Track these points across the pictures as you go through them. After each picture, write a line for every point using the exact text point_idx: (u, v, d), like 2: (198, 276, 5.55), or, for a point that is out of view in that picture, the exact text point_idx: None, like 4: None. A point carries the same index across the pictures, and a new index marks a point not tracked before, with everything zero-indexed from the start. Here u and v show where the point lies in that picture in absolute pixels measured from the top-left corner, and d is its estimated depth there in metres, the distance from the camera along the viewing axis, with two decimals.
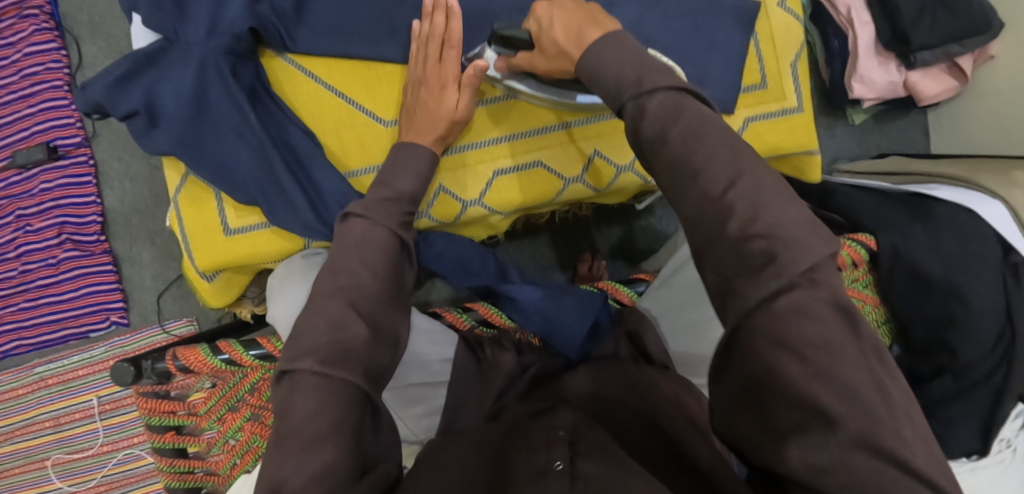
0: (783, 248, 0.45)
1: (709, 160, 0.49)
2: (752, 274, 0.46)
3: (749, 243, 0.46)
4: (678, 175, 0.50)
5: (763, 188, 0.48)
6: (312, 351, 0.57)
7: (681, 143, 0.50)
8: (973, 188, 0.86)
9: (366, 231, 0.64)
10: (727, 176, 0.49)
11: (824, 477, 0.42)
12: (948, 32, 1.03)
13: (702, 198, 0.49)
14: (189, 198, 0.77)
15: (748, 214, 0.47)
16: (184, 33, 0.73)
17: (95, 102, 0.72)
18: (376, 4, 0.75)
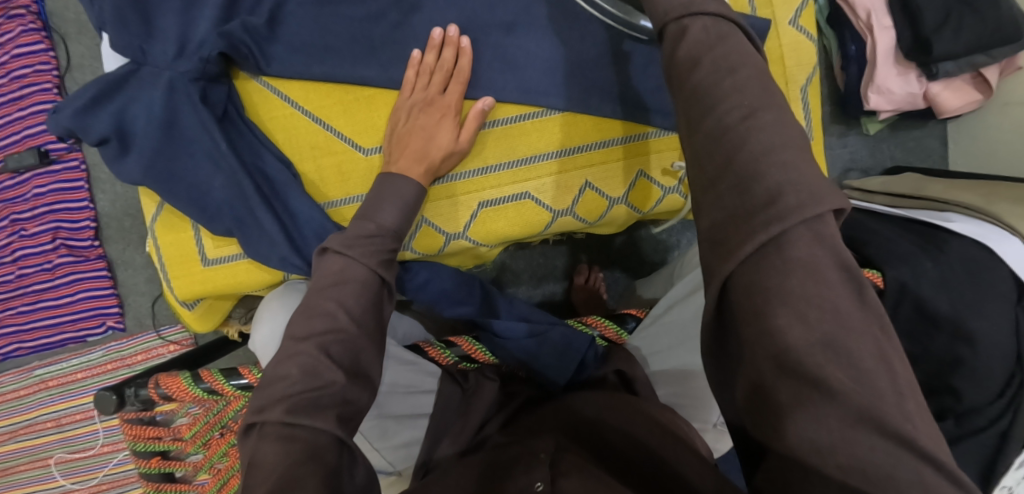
0: (785, 195, 0.43)
1: (733, 91, 0.47)
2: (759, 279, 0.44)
3: (752, 187, 0.44)
4: (698, 101, 0.48)
5: (783, 140, 0.45)
6: (282, 400, 0.54)
7: (710, 68, 0.48)
8: (989, 221, 0.82)
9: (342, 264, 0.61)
10: (746, 105, 0.46)
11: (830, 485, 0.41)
12: (972, 41, 0.97)
13: (716, 123, 0.47)
14: (166, 226, 0.76)
15: (755, 156, 0.44)
16: (152, 54, 0.71)
17: (65, 128, 0.70)
18: (353, 24, 0.73)
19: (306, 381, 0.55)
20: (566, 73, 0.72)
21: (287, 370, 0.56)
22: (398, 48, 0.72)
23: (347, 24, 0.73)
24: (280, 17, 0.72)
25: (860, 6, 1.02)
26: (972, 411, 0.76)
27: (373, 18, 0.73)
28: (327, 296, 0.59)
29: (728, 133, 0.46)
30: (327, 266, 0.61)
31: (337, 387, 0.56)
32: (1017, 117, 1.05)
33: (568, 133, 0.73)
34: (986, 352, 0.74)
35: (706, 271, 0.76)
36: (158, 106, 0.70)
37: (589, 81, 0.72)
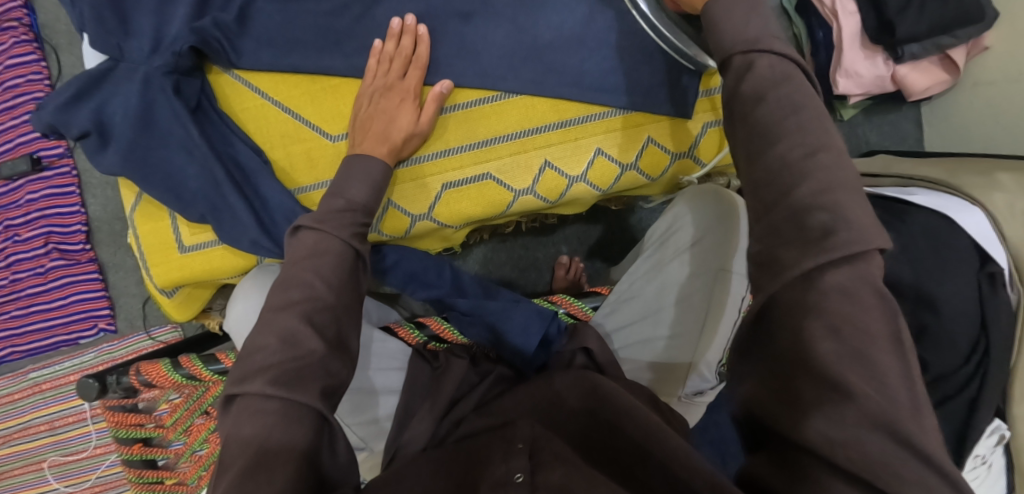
0: (843, 226, 0.46)
1: (795, 129, 0.50)
2: (805, 248, 0.47)
3: (809, 215, 0.47)
4: (762, 133, 0.52)
5: (840, 176, 0.49)
6: (263, 372, 0.55)
7: (777, 105, 0.52)
8: (955, 195, 0.82)
9: (318, 239, 0.62)
10: (810, 144, 0.50)
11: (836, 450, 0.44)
12: (938, 21, 0.98)
13: (782, 156, 0.50)
14: (144, 215, 0.77)
15: (822, 182, 0.48)
16: (128, 50, 0.74)
17: (46, 124, 0.72)
18: (318, 16, 0.75)
19: (285, 350, 0.56)
20: (526, 58, 0.74)
21: (267, 340, 0.56)
22: (362, 39, 0.74)
23: (313, 16, 0.75)
24: (249, 13, 0.74)
25: None
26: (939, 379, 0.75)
27: (338, 11, 0.75)
28: (303, 268, 0.60)
29: (792, 168, 0.49)
30: (301, 242, 0.62)
31: (317, 355, 0.56)
32: (988, 96, 1.06)
33: (526, 114, 0.74)
34: (947, 317, 0.72)
35: (672, 250, 0.78)
36: (133, 99, 0.72)
37: (551, 66, 0.74)
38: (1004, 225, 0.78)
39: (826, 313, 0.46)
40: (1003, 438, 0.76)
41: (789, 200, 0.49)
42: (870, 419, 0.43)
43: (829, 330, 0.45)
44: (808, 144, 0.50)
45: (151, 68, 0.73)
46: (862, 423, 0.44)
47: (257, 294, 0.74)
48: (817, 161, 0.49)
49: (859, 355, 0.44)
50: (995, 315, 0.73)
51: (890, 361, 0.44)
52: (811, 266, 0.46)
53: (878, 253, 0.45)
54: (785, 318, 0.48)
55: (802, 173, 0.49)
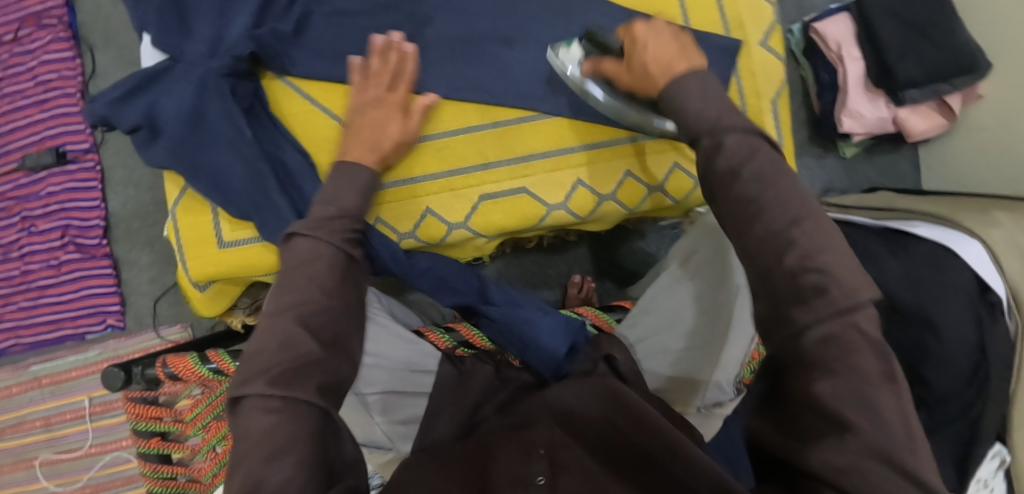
0: (835, 284, 0.48)
1: (774, 202, 0.51)
2: (803, 302, 0.48)
3: (805, 276, 0.49)
4: (738, 216, 0.53)
5: (824, 235, 0.50)
6: (264, 372, 0.55)
7: (750, 181, 0.52)
8: (952, 227, 0.87)
9: (310, 243, 0.62)
10: (791, 215, 0.51)
11: (842, 477, 0.45)
12: (933, 69, 1.06)
13: (764, 232, 0.51)
14: (186, 209, 0.79)
15: (807, 248, 0.49)
16: (187, 52, 0.77)
17: (100, 116, 0.76)
18: (371, 31, 0.79)
19: (283, 351, 0.56)
20: (562, 83, 0.78)
21: (265, 342, 0.56)
22: (410, 55, 0.78)
23: (365, 31, 0.79)
24: (307, 24, 0.78)
25: (832, 38, 1.14)
26: (941, 401, 0.79)
27: (390, 28, 0.79)
28: (298, 273, 0.60)
29: (775, 240, 0.51)
30: (296, 249, 0.62)
31: (314, 356, 0.56)
32: (982, 141, 1.12)
33: (562, 134, 0.78)
34: (950, 339, 0.78)
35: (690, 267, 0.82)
36: (189, 98, 0.75)
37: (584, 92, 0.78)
38: (1002, 256, 0.83)
39: (828, 359, 0.47)
40: (1004, 462, 0.79)
41: (780, 268, 0.50)
42: (871, 450, 0.44)
43: (827, 372, 0.46)
44: (784, 216, 0.51)
45: (209, 69, 0.75)
46: (862, 454, 0.44)
47: None
48: (798, 232, 0.50)
49: (860, 400, 0.45)
50: (994, 343, 0.77)
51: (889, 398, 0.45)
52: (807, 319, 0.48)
53: (871, 305, 0.48)
54: (791, 364, 0.49)
55: (783, 242, 0.50)
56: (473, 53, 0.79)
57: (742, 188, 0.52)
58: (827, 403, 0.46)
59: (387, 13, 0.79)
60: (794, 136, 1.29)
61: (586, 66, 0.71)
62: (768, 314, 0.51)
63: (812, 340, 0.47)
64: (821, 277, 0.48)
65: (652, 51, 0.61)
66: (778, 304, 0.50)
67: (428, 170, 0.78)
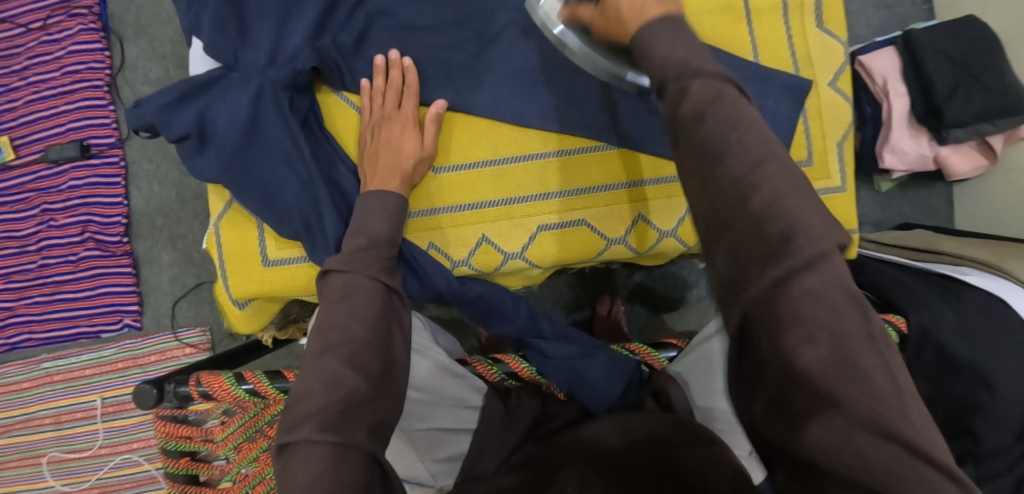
0: (802, 234, 0.46)
1: (740, 146, 0.48)
2: (771, 257, 0.46)
3: (768, 224, 0.46)
4: (701, 158, 0.49)
5: (788, 180, 0.47)
6: (309, 418, 0.55)
7: (716, 123, 0.49)
8: (1003, 277, 0.86)
9: (346, 280, 0.63)
10: (755, 155, 0.48)
11: (832, 456, 0.45)
12: (981, 109, 1.05)
13: (724, 176, 0.48)
14: (231, 224, 0.78)
15: (771, 193, 0.47)
16: (243, 59, 0.75)
17: (148, 121, 0.73)
18: (433, 49, 0.76)
19: (327, 393, 0.56)
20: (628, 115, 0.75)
21: (311, 384, 0.56)
22: (475, 75, 0.76)
23: (428, 48, 0.76)
24: (366, 36, 0.76)
25: (877, 72, 1.13)
26: (990, 455, 0.79)
27: (454, 45, 0.77)
28: (338, 308, 0.61)
29: (743, 181, 0.47)
30: (331, 286, 0.63)
31: (359, 395, 0.56)
32: (1018, 183, 1.12)
33: (625, 167, 0.76)
34: (1004, 395, 0.77)
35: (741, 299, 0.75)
36: (244, 107, 0.74)
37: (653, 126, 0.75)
38: None
39: (802, 321, 0.45)
40: None
41: (746, 219, 0.47)
42: (858, 419, 0.44)
43: (807, 339, 0.45)
44: (751, 160, 0.48)
45: (265, 79, 0.74)
46: (851, 426, 0.44)
47: None
48: (762, 178, 0.47)
49: (847, 365, 0.44)
50: None
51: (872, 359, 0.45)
52: (777, 274, 0.45)
53: (838, 255, 0.46)
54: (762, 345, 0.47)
55: (750, 189, 0.47)
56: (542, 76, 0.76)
57: (700, 149, 0.49)
58: (814, 373, 0.45)
59: (454, 31, 0.77)
60: None
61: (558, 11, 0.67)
62: (726, 276, 0.48)
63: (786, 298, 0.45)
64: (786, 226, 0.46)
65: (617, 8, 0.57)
66: (743, 263, 0.47)
67: (487, 197, 0.76)
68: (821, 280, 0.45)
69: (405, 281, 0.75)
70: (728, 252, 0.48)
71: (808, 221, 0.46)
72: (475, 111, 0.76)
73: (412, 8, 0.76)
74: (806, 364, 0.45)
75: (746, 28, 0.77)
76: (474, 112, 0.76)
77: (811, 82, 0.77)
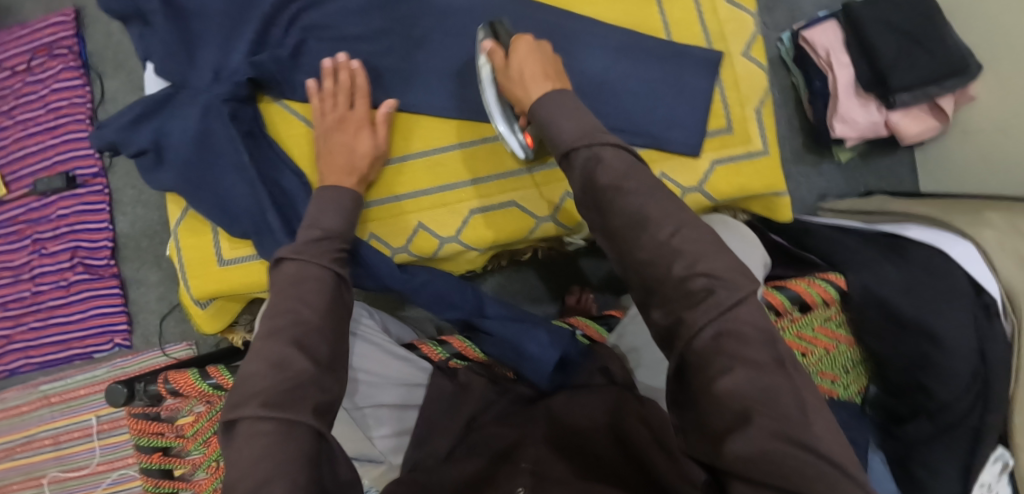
0: (721, 287, 0.51)
1: (658, 214, 0.55)
2: (691, 306, 0.51)
3: (692, 281, 0.51)
4: (631, 226, 0.55)
5: (702, 243, 0.53)
6: (254, 396, 0.55)
7: (635, 193, 0.55)
8: (945, 229, 0.87)
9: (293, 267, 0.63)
10: (671, 223, 0.54)
11: (749, 466, 0.46)
12: (927, 74, 1.07)
13: (651, 243, 0.54)
14: (188, 230, 0.81)
15: (691, 257, 0.52)
16: (192, 79, 0.78)
17: (108, 140, 0.77)
18: (365, 53, 0.80)
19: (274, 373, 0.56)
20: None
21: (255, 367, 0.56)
22: (405, 76, 0.80)
23: (359, 55, 0.80)
24: (303, 48, 0.79)
25: (820, 45, 1.15)
26: (945, 408, 0.79)
27: (381, 52, 0.80)
28: (287, 296, 0.60)
29: (664, 247, 0.53)
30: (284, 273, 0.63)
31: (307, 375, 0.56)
32: (977, 144, 1.13)
33: (548, 148, 0.79)
34: (949, 347, 0.77)
35: None
36: (193, 122, 0.76)
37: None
38: (996, 259, 0.81)
39: (725, 353, 0.49)
40: (1006, 466, 0.79)
41: (670, 279, 0.52)
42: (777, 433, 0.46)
43: (727, 369, 0.48)
44: (671, 224, 0.54)
45: (211, 95, 0.77)
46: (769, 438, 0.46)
47: None
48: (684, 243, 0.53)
49: (764, 390, 0.48)
50: (994, 348, 0.77)
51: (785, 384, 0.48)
52: (702, 324, 0.50)
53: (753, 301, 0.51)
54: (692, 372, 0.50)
55: (673, 254, 0.53)
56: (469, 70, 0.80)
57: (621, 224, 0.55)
58: (735, 395, 0.48)
59: (382, 36, 0.80)
60: (791, 142, 1.28)
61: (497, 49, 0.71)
62: (664, 324, 0.53)
63: (705, 343, 0.50)
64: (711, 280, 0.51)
65: (524, 67, 0.67)
66: (673, 310, 0.52)
67: (421, 187, 0.80)
68: (738, 323, 0.50)
69: (357, 273, 0.80)
70: (662, 309, 0.53)
71: (721, 270, 0.52)
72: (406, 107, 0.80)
73: (342, 17, 0.80)
74: (726, 390, 0.48)
75: (657, 10, 0.83)
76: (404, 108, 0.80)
77: (723, 54, 0.81)
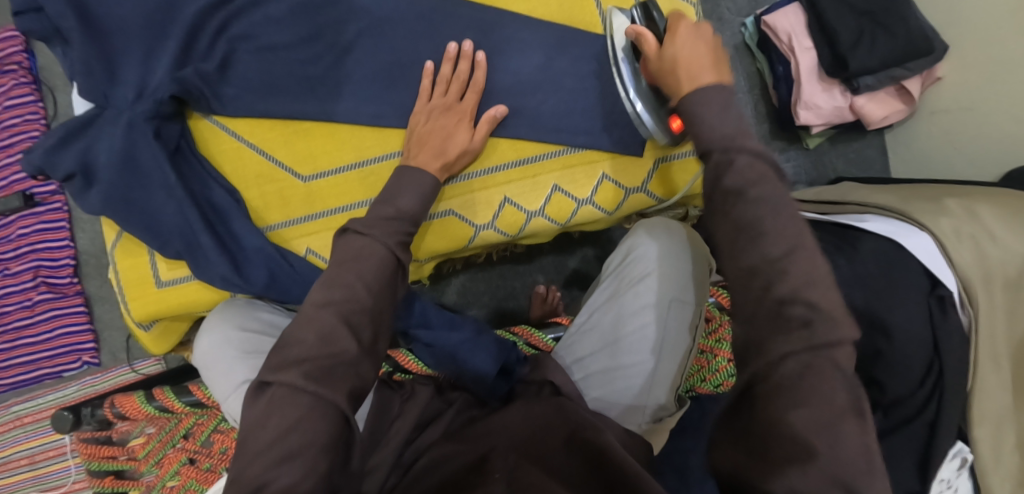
0: (819, 319, 0.52)
1: (776, 230, 0.55)
2: (783, 333, 0.52)
3: (790, 306, 0.53)
4: (743, 234, 0.56)
5: (813, 271, 0.54)
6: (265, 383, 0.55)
7: (757, 204, 0.56)
8: (902, 219, 0.85)
9: (347, 244, 0.63)
10: (783, 244, 0.55)
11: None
12: (891, 55, 1.03)
13: (761, 256, 0.55)
14: (124, 251, 0.79)
15: (797, 280, 0.53)
16: (114, 98, 0.76)
17: (33, 167, 0.75)
18: (294, 63, 0.78)
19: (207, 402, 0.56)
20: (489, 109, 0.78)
21: None
22: (337, 86, 0.79)
23: (287, 65, 0.78)
24: (229, 61, 0.77)
25: (782, 30, 1.12)
26: (896, 403, 0.77)
27: (312, 59, 0.79)
28: (348, 269, 0.60)
29: (776, 263, 0.54)
30: (347, 245, 0.63)
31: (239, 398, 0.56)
32: (946, 123, 1.10)
33: (486, 154, 0.78)
34: (901, 340, 0.76)
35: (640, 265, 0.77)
36: (117, 142, 0.74)
37: (514, 113, 0.79)
38: (951, 249, 0.79)
39: (805, 388, 0.51)
40: (966, 461, 0.77)
41: (766, 297, 0.54)
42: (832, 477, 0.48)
43: (802, 403, 0.50)
44: (784, 243, 0.55)
45: (135, 113, 0.75)
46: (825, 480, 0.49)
47: (230, 328, 0.75)
48: (792, 261, 0.54)
49: (826, 424, 0.50)
50: (947, 340, 0.75)
51: (852, 429, 0.50)
52: (786, 350, 0.52)
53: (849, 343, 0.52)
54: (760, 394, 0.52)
55: (777, 273, 0.54)
56: (402, 77, 0.79)
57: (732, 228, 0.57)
58: (801, 432, 0.50)
59: (310, 45, 0.79)
60: (757, 129, 1.25)
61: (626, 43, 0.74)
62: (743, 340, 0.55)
63: (789, 368, 0.51)
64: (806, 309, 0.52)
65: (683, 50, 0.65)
66: (760, 335, 0.53)
67: (356, 198, 0.78)
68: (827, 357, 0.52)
69: (291, 289, 0.77)
70: (745, 323, 0.55)
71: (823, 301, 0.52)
72: (340, 118, 0.78)
73: (269, 27, 0.78)
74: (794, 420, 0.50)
75: (595, 4, 0.82)
76: (336, 119, 0.79)
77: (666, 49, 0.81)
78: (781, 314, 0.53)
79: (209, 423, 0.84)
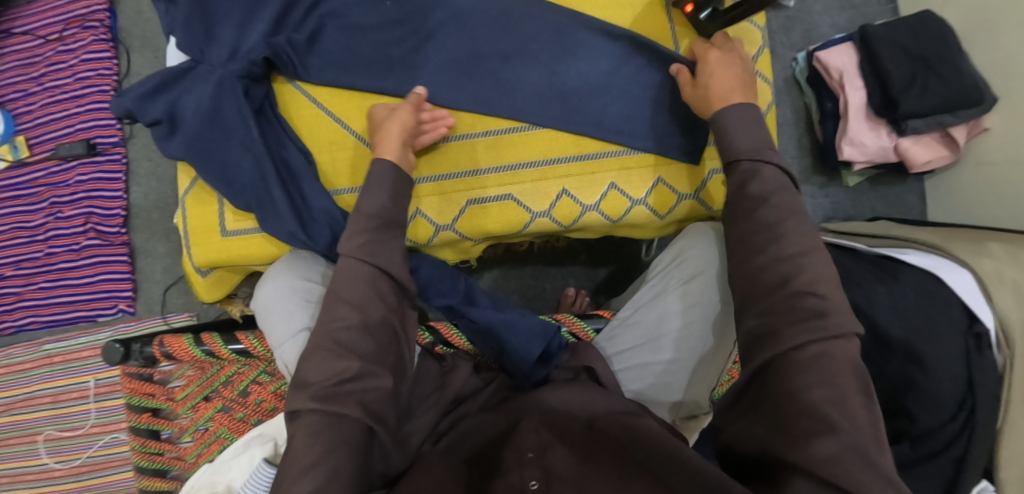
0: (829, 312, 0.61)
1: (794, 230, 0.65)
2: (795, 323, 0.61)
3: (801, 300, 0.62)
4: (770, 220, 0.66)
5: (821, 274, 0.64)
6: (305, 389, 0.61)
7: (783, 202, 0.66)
8: (943, 256, 0.86)
9: (353, 267, 0.65)
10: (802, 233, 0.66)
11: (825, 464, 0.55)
12: (938, 98, 1.06)
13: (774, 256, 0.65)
14: (195, 199, 0.83)
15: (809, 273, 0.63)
16: (208, 55, 0.81)
17: (124, 111, 0.80)
18: (376, 43, 0.83)
19: None
20: (553, 104, 0.82)
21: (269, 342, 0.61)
22: (414, 68, 0.83)
23: (371, 44, 0.83)
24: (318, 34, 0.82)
25: (833, 67, 1.15)
26: (926, 435, 0.78)
27: (395, 40, 0.83)
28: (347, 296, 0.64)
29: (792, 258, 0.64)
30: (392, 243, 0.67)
31: None
32: (988, 174, 1.12)
33: (550, 145, 0.82)
34: (936, 373, 0.77)
35: (697, 262, 0.78)
36: (207, 97, 0.79)
37: (576, 109, 0.82)
38: (992, 289, 0.80)
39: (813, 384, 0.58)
40: None
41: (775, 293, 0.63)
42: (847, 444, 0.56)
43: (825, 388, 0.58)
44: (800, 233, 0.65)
45: (225, 71, 0.79)
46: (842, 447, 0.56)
47: (295, 275, 0.76)
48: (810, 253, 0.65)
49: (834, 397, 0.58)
50: (980, 374, 0.77)
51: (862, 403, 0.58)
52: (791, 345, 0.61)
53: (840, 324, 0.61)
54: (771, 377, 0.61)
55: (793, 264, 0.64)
56: (473, 65, 0.83)
57: (766, 248, 0.66)
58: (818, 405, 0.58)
59: (395, 28, 0.83)
60: (798, 161, 1.28)
61: (688, 11, 0.83)
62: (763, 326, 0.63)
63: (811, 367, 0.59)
64: (818, 301, 0.62)
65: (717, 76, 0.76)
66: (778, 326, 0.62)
67: (420, 174, 0.82)
68: (841, 338, 0.60)
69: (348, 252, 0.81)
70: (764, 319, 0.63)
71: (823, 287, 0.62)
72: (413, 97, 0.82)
73: (358, 7, 0.83)
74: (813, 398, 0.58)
75: (668, 21, 0.85)
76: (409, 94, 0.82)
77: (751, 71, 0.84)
78: (810, 325, 0.61)
79: (249, 373, 0.87)
